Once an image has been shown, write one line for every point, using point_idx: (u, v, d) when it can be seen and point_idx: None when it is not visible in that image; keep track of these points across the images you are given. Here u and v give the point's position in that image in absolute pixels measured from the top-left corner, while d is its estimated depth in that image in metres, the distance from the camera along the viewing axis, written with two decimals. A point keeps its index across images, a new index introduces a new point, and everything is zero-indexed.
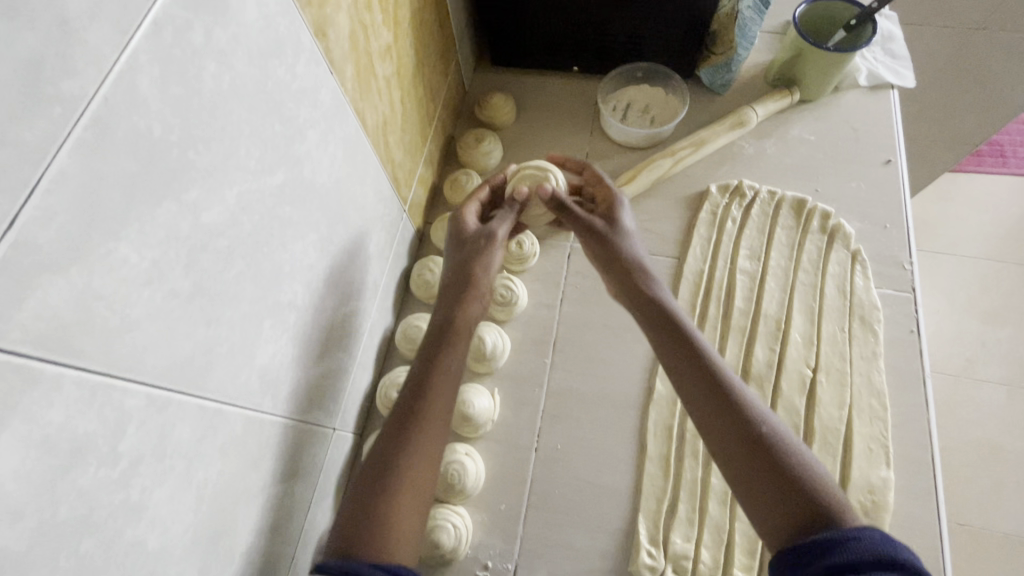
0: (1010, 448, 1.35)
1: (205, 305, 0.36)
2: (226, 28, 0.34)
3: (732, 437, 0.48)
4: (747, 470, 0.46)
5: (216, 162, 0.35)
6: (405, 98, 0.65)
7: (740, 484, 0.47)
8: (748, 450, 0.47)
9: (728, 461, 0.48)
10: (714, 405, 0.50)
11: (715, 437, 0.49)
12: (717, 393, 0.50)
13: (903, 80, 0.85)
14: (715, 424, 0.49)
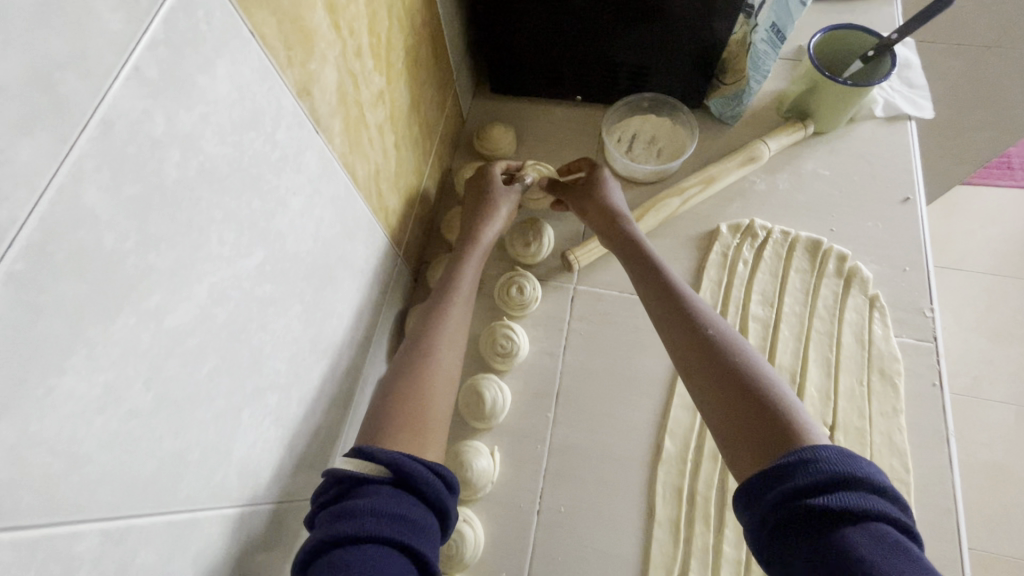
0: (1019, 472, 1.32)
1: (172, 415, 0.32)
2: (192, 109, 0.30)
3: (716, 377, 0.52)
4: (726, 403, 0.50)
5: (181, 258, 0.31)
6: (399, 140, 0.61)
7: (720, 418, 0.50)
8: (728, 388, 0.51)
9: (711, 399, 0.51)
10: (700, 353, 0.54)
11: (699, 380, 0.53)
12: (704, 343, 0.55)
13: (922, 112, 0.81)
14: (701, 369, 0.53)
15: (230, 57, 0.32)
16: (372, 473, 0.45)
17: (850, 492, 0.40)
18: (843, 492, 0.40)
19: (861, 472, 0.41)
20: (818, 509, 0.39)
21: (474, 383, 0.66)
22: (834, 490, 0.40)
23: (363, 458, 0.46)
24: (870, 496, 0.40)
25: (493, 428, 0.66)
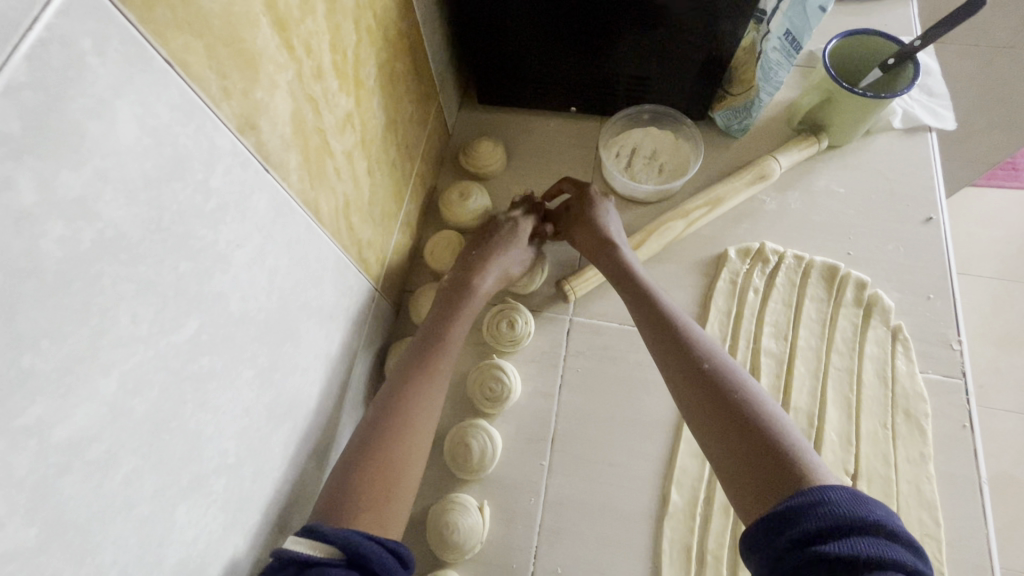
0: None
1: (74, 541, 0.26)
2: (81, 166, 0.23)
3: (718, 418, 0.47)
4: (728, 445, 0.45)
5: (74, 353, 0.25)
6: (373, 166, 0.55)
7: (722, 463, 0.46)
8: (730, 429, 0.46)
9: (711, 442, 0.47)
10: (699, 390, 0.50)
11: (699, 421, 0.48)
12: (705, 378, 0.50)
13: (943, 123, 0.75)
14: (702, 408, 0.49)
15: (136, 95, 0.25)
16: (323, 556, 0.39)
17: (863, 538, 0.35)
18: (852, 538, 0.36)
19: (869, 513, 0.37)
20: (825, 560, 0.35)
21: (460, 432, 0.61)
22: (845, 536, 0.36)
23: (314, 538, 0.41)
24: (885, 543, 0.35)
25: (482, 480, 0.60)
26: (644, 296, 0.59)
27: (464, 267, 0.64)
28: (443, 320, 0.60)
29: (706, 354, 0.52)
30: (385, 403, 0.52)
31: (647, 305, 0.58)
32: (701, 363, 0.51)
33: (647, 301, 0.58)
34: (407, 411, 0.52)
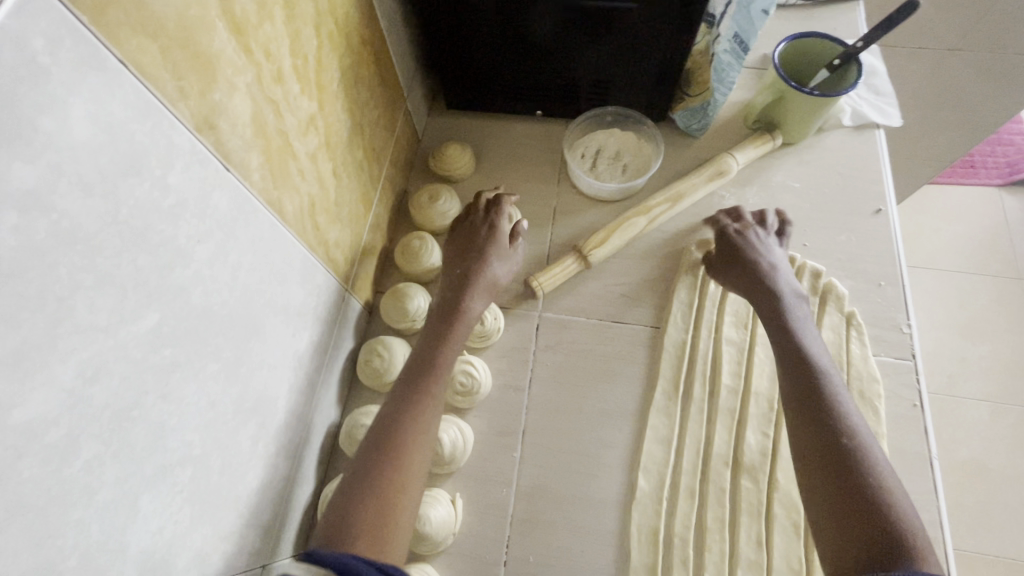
0: (992, 466, 1.48)
1: (32, 525, 0.27)
2: (33, 159, 0.25)
3: (834, 475, 0.47)
4: (829, 501, 0.46)
5: (30, 339, 0.26)
6: (339, 168, 0.56)
7: (820, 516, 0.46)
8: (839, 491, 0.46)
9: (815, 493, 0.47)
10: (824, 445, 0.49)
11: (808, 469, 0.49)
12: (834, 440, 0.49)
13: (889, 120, 0.79)
14: (815, 462, 0.48)
15: (90, 92, 0.27)
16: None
17: None
18: None
19: None
20: None
21: None
22: None
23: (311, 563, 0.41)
24: None
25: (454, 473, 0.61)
26: (788, 342, 0.57)
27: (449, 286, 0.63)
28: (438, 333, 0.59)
29: (843, 411, 0.51)
30: (385, 424, 0.53)
31: (789, 353, 0.56)
32: (836, 428, 0.49)
33: (788, 346, 0.57)
34: (409, 436, 0.53)
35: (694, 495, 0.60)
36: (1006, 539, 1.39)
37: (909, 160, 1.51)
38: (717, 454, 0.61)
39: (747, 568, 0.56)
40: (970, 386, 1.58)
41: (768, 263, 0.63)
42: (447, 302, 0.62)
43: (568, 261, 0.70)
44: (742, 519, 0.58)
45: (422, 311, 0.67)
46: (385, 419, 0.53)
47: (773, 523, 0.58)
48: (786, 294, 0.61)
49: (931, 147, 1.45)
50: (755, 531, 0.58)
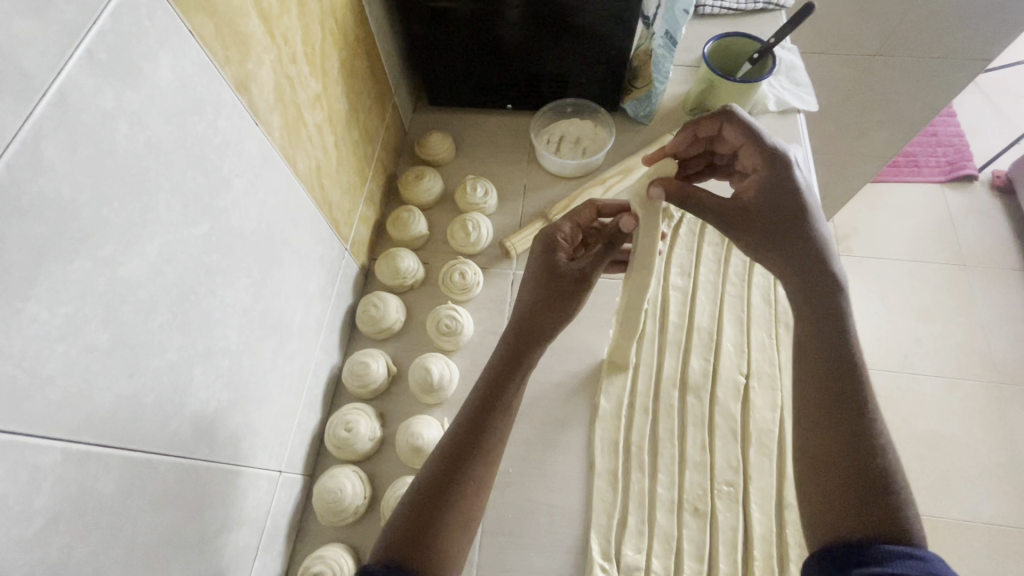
0: (952, 437, 1.51)
1: (127, 358, 0.37)
2: (138, 90, 0.36)
3: (836, 420, 0.47)
4: (820, 447, 0.47)
5: (133, 218, 0.36)
6: (338, 141, 0.68)
7: (811, 454, 0.48)
8: (840, 439, 0.46)
9: (808, 436, 0.49)
10: (832, 391, 0.48)
11: (807, 413, 0.49)
12: (845, 391, 0.48)
13: (808, 105, 0.93)
14: (818, 409, 0.49)
15: (171, 49, 0.38)
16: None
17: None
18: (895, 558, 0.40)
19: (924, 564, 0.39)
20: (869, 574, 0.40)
21: (422, 361, 0.71)
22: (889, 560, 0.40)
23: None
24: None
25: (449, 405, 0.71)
26: (813, 280, 0.53)
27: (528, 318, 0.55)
28: (512, 370, 0.53)
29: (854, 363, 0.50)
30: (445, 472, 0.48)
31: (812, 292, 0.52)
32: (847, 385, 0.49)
33: (814, 284, 0.53)
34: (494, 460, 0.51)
35: (648, 411, 0.70)
36: (962, 504, 1.43)
37: (851, 156, 1.60)
38: (667, 378, 0.72)
39: (693, 467, 0.66)
40: (924, 363, 1.63)
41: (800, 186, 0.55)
42: (524, 330, 0.55)
43: (536, 225, 0.82)
44: (689, 428, 0.69)
45: (411, 270, 0.78)
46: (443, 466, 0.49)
47: (715, 431, 0.69)
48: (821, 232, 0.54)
49: (869, 145, 1.55)
50: (699, 438, 0.68)
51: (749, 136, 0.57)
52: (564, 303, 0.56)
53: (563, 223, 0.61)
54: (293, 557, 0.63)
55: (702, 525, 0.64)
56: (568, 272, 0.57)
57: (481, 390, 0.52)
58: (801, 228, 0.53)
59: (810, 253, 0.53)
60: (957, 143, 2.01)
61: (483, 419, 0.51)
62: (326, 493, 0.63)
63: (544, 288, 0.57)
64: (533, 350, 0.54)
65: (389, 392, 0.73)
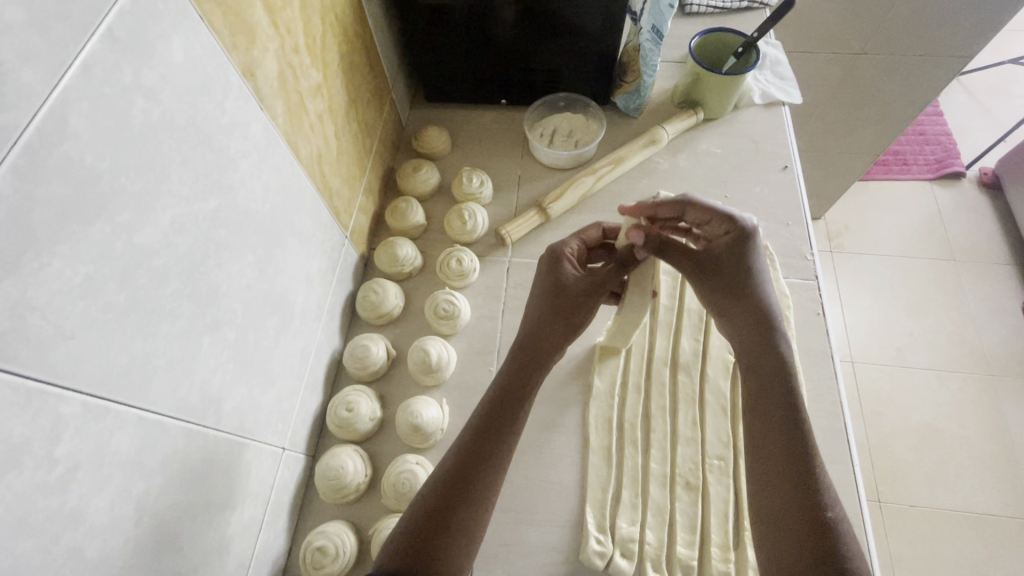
0: (947, 429, 1.47)
1: (141, 320, 0.39)
2: (153, 68, 0.38)
3: (782, 457, 0.50)
4: (771, 481, 0.50)
5: (148, 187, 0.38)
6: (338, 131, 0.70)
7: (764, 490, 0.50)
8: (783, 475, 0.49)
9: (760, 472, 0.51)
10: (775, 430, 0.52)
11: (758, 449, 0.53)
12: (791, 424, 0.52)
13: (792, 98, 0.96)
14: (767, 445, 0.52)
15: (184, 32, 0.40)
16: None
17: None
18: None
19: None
20: None
21: (421, 343, 0.73)
22: None
23: None
24: None
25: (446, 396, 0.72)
26: (760, 335, 0.56)
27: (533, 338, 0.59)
28: (517, 386, 0.56)
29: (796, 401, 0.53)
30: (448, 489, 0.49)
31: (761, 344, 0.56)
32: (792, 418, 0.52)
33: (760, 339, 0.56)
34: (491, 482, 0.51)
35: (641, 389, 0.72)
36: (959, 494, 1.39)
37: (841, 153, 1.59)
38: (658, 357, 0.74)
39: (685, 442, 0.68)
40: (917, 357, 1.59)
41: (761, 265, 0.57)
42: (529, 348, 0.58)
43: (530, 214, 0.84)
44: (680, 405, 0.71)
45: (409, 259, 0.80)
46: (446, 482, 0.50)
47: (706, 407, 0.71)
48: (772, 301, 0.57)
49: (859, 142, 1.53)
50: (690, 414, 0.70)
51: (715, 213, 0.56)
52: (574, 312, 0.60)
53: (570, 240, 0.65)
54: (295, 534, 0.65)
55: (694, 498, 0.65)
56: (574, 287, 0.61)
57: (486, 406, 0.55)
58: (755, 295, 0.57)
59: (757, 317, 0.56)
60: (944, 142, 1.97)
61: (489, 432, 0.53)
62: (328, 471, 0.64)
63: (552, 301, 0.60)
64: (537, 369, 0.57)
65: (388, 375, 0.75)
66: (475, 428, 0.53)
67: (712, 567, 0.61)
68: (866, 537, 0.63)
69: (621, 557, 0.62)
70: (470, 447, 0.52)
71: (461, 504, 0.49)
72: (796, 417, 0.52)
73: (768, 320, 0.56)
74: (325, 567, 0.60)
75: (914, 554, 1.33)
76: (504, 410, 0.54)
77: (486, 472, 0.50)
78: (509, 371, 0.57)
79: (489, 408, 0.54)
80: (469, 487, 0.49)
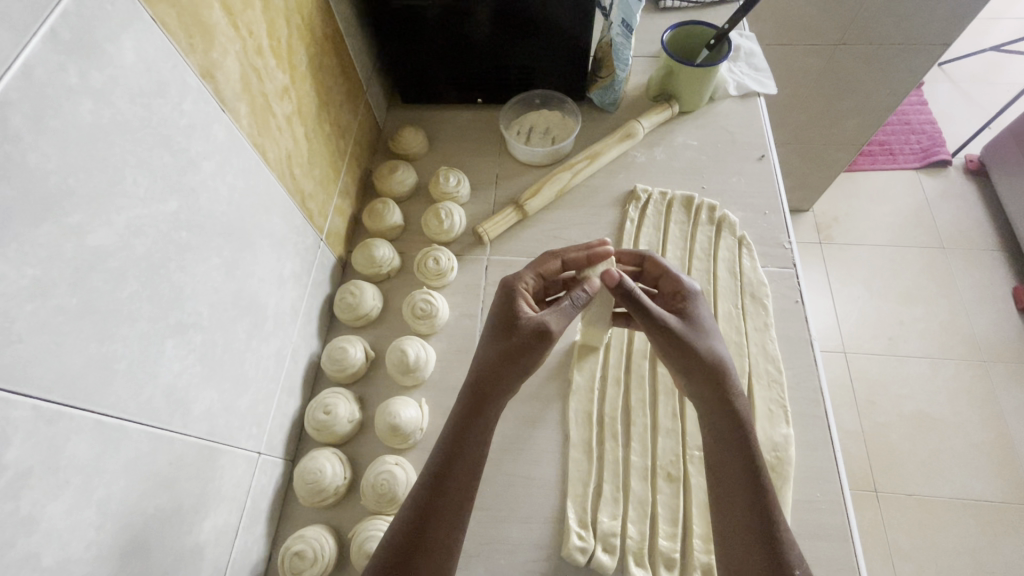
0: (941, 417, 1.47)
1: (97, 323, 0.39)
2: (102, 70, 0.38)
3: (740, 496, 0.51)
4: (732, 523, 0.51)
5: (101, 189, 0.38)
6: (309, 134, 0.70)
7: (723, 523, 0.51)
8: (743, 517, 0.50)
9: (720, 507, 0.52)
10: (730, 467, 0.52)
11: (716, 488, 0.53)
12: (747, 458, 0.52)
13: (767, 88, 0.96)
14: (727, 480, 0.52)
15: (135, 33, 0.40)
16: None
17: None
18: None
19: None
20: None
21: (399, 343, 0.72)
22: None
23: None
24: None
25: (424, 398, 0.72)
26: (712, 379, 0.55)
27: (483, 376, 0.55)
28: (469, 431, 0.53)
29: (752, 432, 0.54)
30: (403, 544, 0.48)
31: (717, 386, 0.55)
32: (747, 451, 0.53)
33: (713, 384, 0.55)
34: (451, 526, 0.50)
35: (620, 382, 0.72)
36: (956, 481, 1.38)
37: (826, 145, 1.59)
38: (637, 350, 0.74)
39: (665, 434, 0.68)
40: (908, 345, 1.59)
41: (706, 317, 0.59)
42: (479, 392, 0.54)
43: (507, 212, 0.84)
44: (660, 397, 0.70)
45: (387, 259, 0.80)
46: (403, 536, 0.48)
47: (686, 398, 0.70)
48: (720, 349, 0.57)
49: (842, 132, 1.53)
50: (671, 405, 0.70)
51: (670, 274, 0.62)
52: (523, 355, 0.55)
53: (526, 274, 0.63)
54: (275, 539, 0.64)
55: (676, 490, 0.65)
56: (526, 326, 0.56)
57: (439, 457, 0.52)
58: (697, 347, 0.55)
59: (706, 361, 0.55)
60: (929, 130, 1.98)
61: (445, 481, 0.51)
62: (306, 474, 0.63)
63: (502, 341, 0.56)
64: (490, 410, 0.54)
65: (367, 376, 0.75)
66: (433, 470, 0.51)
67: (695, 558, 0.61)
68: (849, 523, 0.63)
69: (603, 552, 0.62)
70: (424, 503, 0.50)
71: (420, 556, 0.48)
72: (751, 450, 0.53)
73: (717, 366, 0.55)
74: (304, 571, 0.59)
75: (914, 544, 1.32)
76: (461, 451, 0.52)
77: (442, 525, 0.49)
78: (464, 408, 0.54)
79: (441, 463, 0.52)
80: (427, 541, 0.48)
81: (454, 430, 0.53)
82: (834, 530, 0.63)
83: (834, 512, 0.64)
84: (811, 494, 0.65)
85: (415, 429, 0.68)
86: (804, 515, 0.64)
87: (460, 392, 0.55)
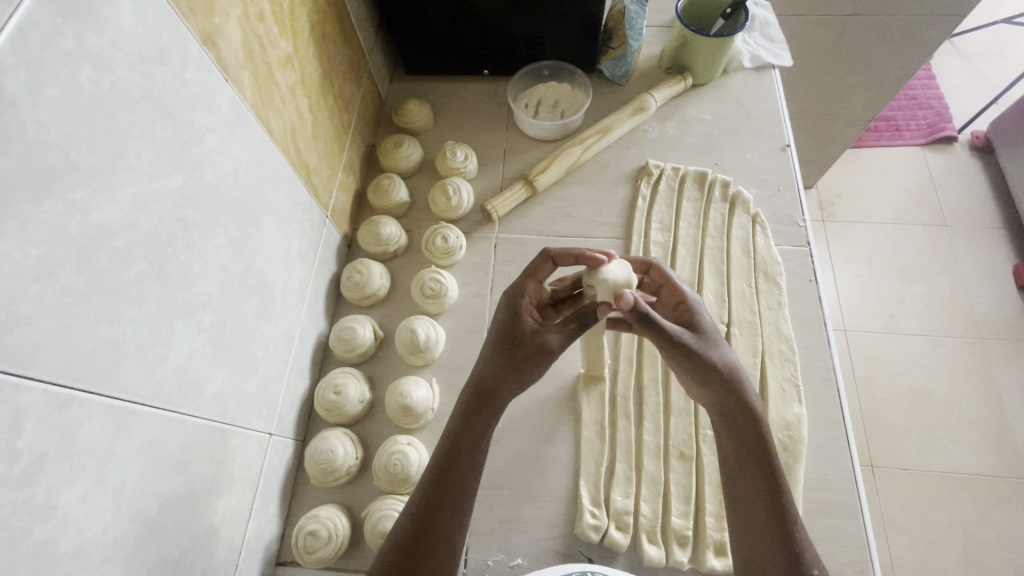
0: (939, 393, 1.48)
1: (105, 304, 0.37)
2: (99, 34, 0.35)
3: (754, 478, 0.51)
4: (746, 517, 0.50)
5: (104, 162, 0.36)
6: (312, 105, 0.67)
7: (736, 498, 0.51)
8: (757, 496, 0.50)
9: (731, 480, 0.52)
10: (739, 444, 0.52)
11: (730, 468, 0.52)
12: (755, 439, 0.52)
13: (783, 60, 0.93)
14: (736, 458, 0.52)
15: None
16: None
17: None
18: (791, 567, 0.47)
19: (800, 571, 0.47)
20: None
21: (408, 323, 0.71)
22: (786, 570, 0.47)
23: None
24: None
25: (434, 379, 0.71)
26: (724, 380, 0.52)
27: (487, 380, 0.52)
28: (470, 436, 0.51)
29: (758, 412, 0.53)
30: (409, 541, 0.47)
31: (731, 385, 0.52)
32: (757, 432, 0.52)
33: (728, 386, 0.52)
34: (454, 528, 0.48)
35: (632, 362, 0.72)
36: (951, 456, 1.41)
37: (832, 120, 1.56)
38: None
39: (678, 414, 0.68)
40: (909, 323, 1.59)
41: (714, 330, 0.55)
42: (477, 397, 0.52)
43: (516, 188, 0.82)
44: (672, 377, 0.70)
45: (394, 237, 0.78)
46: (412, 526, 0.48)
47: None
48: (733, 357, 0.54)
49: (850, 108, 1.51)
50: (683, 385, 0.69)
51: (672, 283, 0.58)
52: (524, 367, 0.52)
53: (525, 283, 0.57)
54: (288, 518, 0.64)
55: (689, 469, 0.65)
56: (524, 335, 0.53)
57: (440, 458, 0.50)
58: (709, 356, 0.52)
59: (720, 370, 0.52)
60: (937, 106, 1.94)
61: (450, 480, 0.49)
62: (317, 455, 0.63)
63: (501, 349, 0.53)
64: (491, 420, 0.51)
65: (376, 357, 0.74)
66: (439, 470, 0.49)
67: (708, 536, 0.61)
68: (859, 500, 0.64)
69: (617, 530, 0.62)
70: (431, 499, 0.48)
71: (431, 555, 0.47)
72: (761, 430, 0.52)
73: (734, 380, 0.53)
74: (318, 550, 0.59)
75: (908, 518, 1.35)
76: (466, 454, 0.50)
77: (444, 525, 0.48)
78: (467, 410, 0.52)
79: (444, 462, 0.50)
80: (435, 538, 0.47)
81: (457, 433, 0.51)
82: (845, 507, 0.63)
83: (843, 489, 0.64)
84: (823, 473, 0.65)
85: (426, 408, 0.68)
86: (815, 493, 0.64)
87: (461, 393, 0.53)
